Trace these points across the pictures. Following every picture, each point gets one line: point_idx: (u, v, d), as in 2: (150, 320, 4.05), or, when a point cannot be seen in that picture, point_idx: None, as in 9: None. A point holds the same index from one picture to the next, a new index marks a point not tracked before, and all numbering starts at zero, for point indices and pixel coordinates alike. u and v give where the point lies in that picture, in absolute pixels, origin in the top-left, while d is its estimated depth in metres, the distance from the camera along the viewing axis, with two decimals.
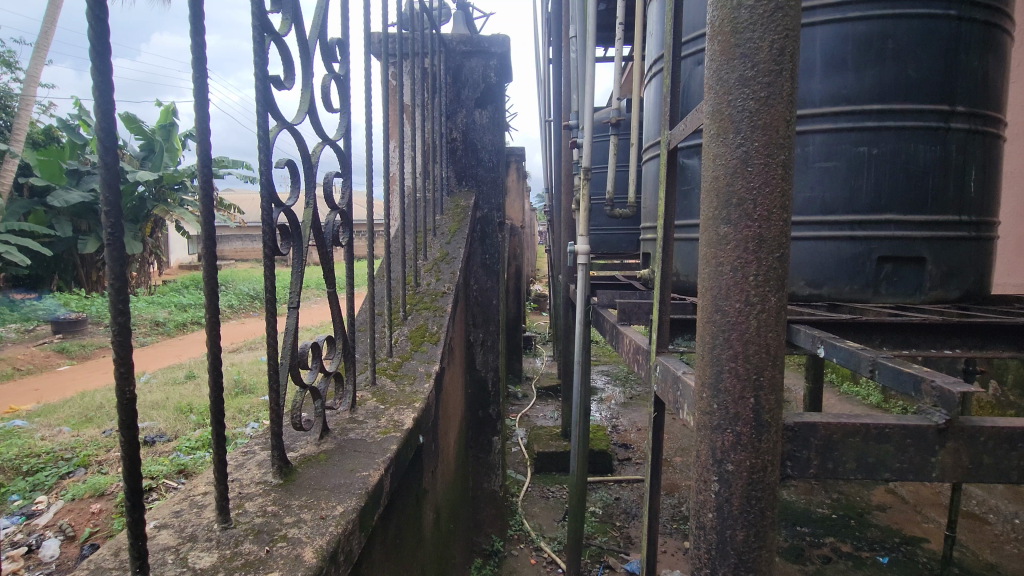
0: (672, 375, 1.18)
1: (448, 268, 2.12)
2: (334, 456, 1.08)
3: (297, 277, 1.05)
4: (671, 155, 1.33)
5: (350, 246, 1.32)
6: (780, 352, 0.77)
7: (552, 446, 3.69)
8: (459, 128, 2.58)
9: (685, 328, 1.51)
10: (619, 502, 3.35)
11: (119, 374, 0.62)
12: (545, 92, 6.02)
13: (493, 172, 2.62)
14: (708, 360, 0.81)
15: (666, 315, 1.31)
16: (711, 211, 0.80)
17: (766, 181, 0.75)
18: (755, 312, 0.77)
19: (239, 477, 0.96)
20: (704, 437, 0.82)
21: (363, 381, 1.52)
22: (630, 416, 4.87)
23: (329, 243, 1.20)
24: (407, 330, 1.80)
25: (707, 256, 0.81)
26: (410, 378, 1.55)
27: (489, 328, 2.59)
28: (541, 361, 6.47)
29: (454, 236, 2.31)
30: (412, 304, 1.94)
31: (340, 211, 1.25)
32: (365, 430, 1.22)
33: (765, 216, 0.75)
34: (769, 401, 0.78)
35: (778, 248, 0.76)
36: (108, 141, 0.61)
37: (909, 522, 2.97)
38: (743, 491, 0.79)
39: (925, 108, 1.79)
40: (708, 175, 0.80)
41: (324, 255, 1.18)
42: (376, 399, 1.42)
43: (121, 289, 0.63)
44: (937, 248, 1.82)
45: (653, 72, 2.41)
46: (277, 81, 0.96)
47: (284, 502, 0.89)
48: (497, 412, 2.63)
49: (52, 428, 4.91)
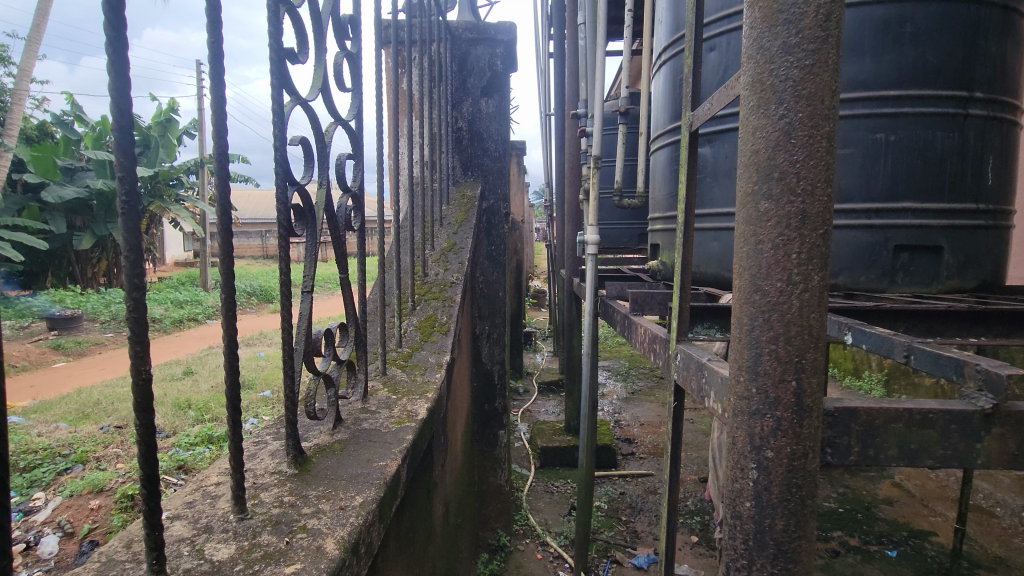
0: (695, 363, 1.15)
1: (456, 258, 2.08)
2: (349, 446, 1.04)
3: (311, 260, 1.01)
4: (692, 137, 1.29)
5: (362, 231, 1.28)
6: (823, 334, 0.74)
7: (556, 441, 3.67)
8: (465, 117, 2.53)
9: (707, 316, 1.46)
10: (624, 497, 3.33)
11: (134, 354, 0.58)
12: (547, 85, 5.97)
13: (499, 162, 2.58)
14: (745, 342, 0.77)
15: (687, 301, 1.28)
16: (749, 186, 0.76)
17: (810, 154, 0.72)
18: (798, 291, 0.73)
19: (252, 468, 0.92)
20: (741, 423, 0.78)
21: (373, 372, 1.49)
22: (633, 411, 4.85)
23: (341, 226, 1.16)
24: (416, 320, 1.76)
25: (744, 234, 0.77)
26: (421, 368, 1.52)
27: (495, 320, 2.55)
28: (541, 357, 6.45)
29: (461, 226, 2.27)
30: (421, 294, 1.90)
31: (353, 194, 1.21)
32: (379, 422, 1.19)
33: (808, 191, 0.72)
34: (811, 385, 0.74)
35: (821, 225, 0.72)
36: (121, 101, 0.57)
37: (916, 516, 2.95)
38: (784, 479, 0.75)
39: (944, 93, 1.76)
40: (746, 150, 0.77)
41: (337, 239, 1.14)
42: (387, 389, 1.38)
43: (136, 261, 0.58)
44: (955, 237, 1.79)
45: (664, 60, 2.38)
46: (291, 54, 0.92)
47: (301, 492, 0.85)
48: (503, 405, 2.60)
49: (50, 424, 4.86)
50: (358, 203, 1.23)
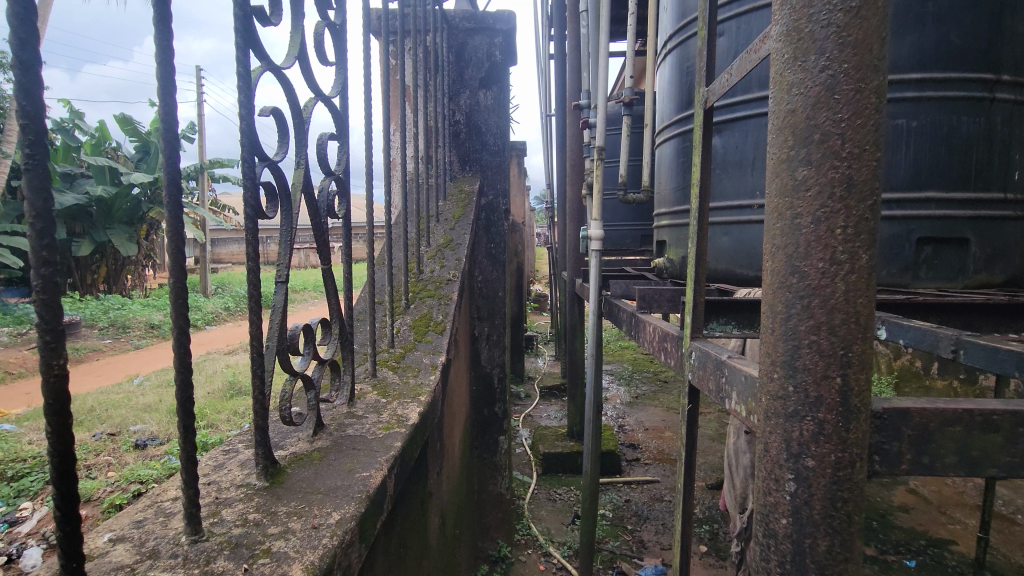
0: (713, 361, 1.04)
1: (453, 256, 1.96)
2: (329, 455, 0.93)
3: (285, 246, 0.90)
4: (707, 115, 1.18)
5: (348, 219, 1.18)
6: (872, 322, 0.63)
7: (559, 446, 3.56)
8: (463, 110, 2.44)
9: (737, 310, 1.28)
10: (630, 504, 3.21)
11: (43, 345, 0.49)
12: (548, 85, 5.88)
13: (498, 156, 2.48)
14: (780, 333, 0.67)
15: (702, 294, 1.18)
16: (784, 153, 0.66)
17: (856, 111, 0.61)
18: (842, 273, 0.63)
19: (217, 480, 0.81)
20: (776, 427, 0.68)
21: (362, 374, 1.38)
22: (637, 415, 4.74)
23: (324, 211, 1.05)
24: (410, 318, 1.65)
25: (778, 208, 0.67)
26: (414, 370, 1.42)
27: (495, 322, 2.44)
28: (543, 360, 6.34)
29: (459, 221, 2.16)
30: (415, 292, 1.79)
31: (336, 177, 1.11)
32: (365, 427, 1.08)
33: (854, 155, 0.62)
34: (859, 381, 0.63)
35: (869, 195, 0.62)
36: (22, 27, 0.46)
37: (934, 523, 2.83)
38: (827, 493, 0.64)
39: (969, 76, 1.66)
40: (780, 111, 0.66)
41: (318, 227, 1.04)
42: (377, 392, 1.28)
43: (43, 230, 0.48)
44: (982, 229, 1.69)
45: (669, 49, 2.29)
46: (261, 14, 0.82)
47: (269, 508, 0.75)
48: (503, 410, 2.49)
49: (41, 432, 4.75)
50: (343, 188, 1.13)
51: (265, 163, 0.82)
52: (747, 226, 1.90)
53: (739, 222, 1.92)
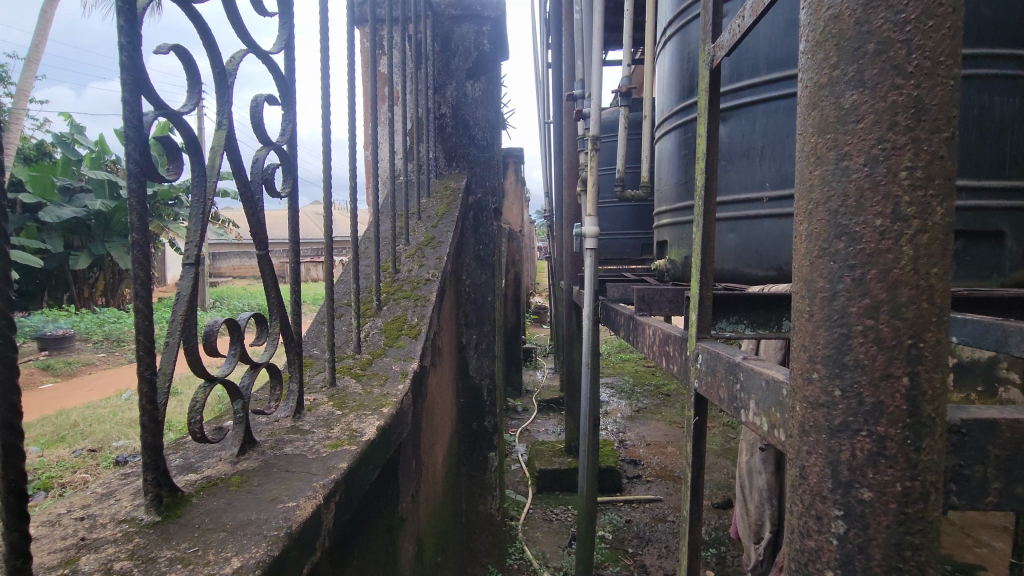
0: (725, 363, 0.86)
1: (433, 254, 1.78)
2: (252, 480, 0.76)
3: (196, 219, 0.73)
4: (714, 76, 1.01)
5: (295, 200, 1.01)
6: (948, 300, 0.46)
7: (555, 463, 3.37)
8: (449, 103, 2.28)
9: (752, 305, 1.09)
10: (631, 525, 3.01)
11: None
12: (546, 92, 5.75)
13: (487, 151, 2.31)
14: (822, 317, 0.49)
15: (709, 285, 1.00)
16: (824, 75, 0.49)
17: (925, 9, 0.45)
18: (909, 232, 0.46)
19: (95, 514, 0.64)
20: (816, 444, 0.50)
21: (319, 383, 1.20)
22: (639, 430, 4.54)
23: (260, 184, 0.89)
24: (381, 321, 1.47)
25: (816, 150, 0.50)
26: (380, 378, 1.24)
27: (483, 329, 2.27)
28: (541, 373, 6.15)
29: (442, 219, 1.99)
30: (390, 293, 1.61)
31: (277, 149, 0.95)
32: (307, 445, 0.90)
33: (923, 69, 0.45)
34: (932, 382, 0.46)
35: (943, 124, 0.45)
36: None
37: (959, 548, 2.62)
38: (890, 538, 0.46)
39: (1001, 52, 1.49)
40: (817, 21, 0.50)
41: (250, 204, 0.87)
42: (332, 403, 1.10)
43: None
44: (1019, 221, 1.51)
45: (669, 35, 2.15)
46: None
47: (147, 555, 0.57)
48: (493, 424, 2.31)
49: (19, 448, 4.55)
50: (287, 161, 0.97)
51: (161, 112, 0.65)
52: (755, 221, 1.73)
53: (747, 217, 1.74)
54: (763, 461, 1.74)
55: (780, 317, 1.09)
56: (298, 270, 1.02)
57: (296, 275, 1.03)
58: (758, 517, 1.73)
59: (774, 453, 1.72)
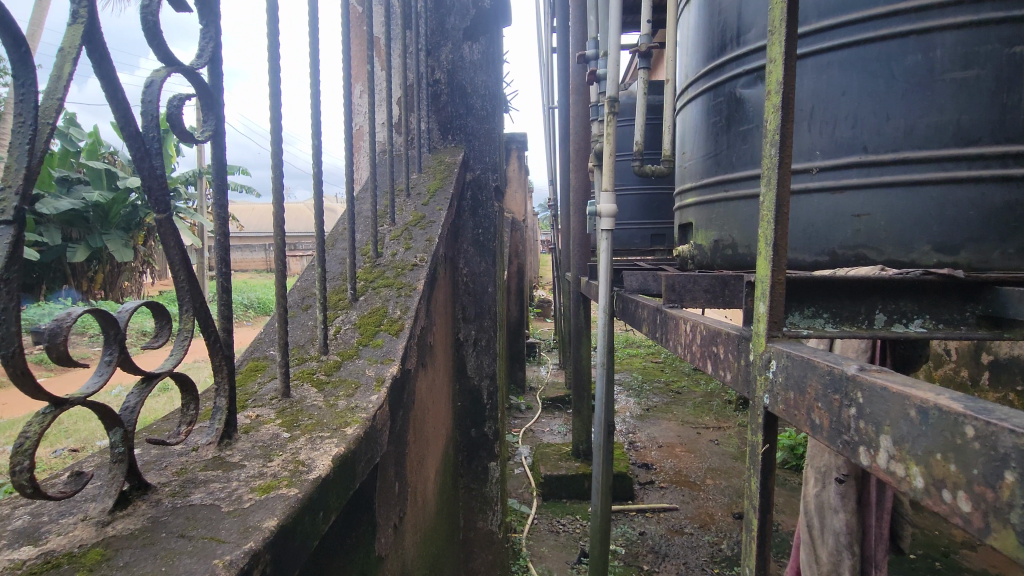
0: (830, 363, 0.60)
1: (422, 235, 1.52)
2: (120, 557, 0.50)
3: (23, 151, 0.47)
4: None
5: (219, 150, 0.75)
6: None
7: (562, 468, 3.12)
8: (444, 67, 2.00)
9: (832, 295, 0.81)
10: (645, 538, 2.77)
11: None
12: (550, 77, 5.48)
13: (487, 122, 2.03)
14: None
15: (783, 266, 0.73)
16: None
17: None
18: None
19: None
20: None
21: (268, 395, 0.93)
22: (649, 430, 4.29)
23: (155, 114, 0.62)
24: (356, 315, 1.21)
25: None
26: (349, 387, 0.98)
27: (483, 323, 2.01)
28: (545, 370, 5.91)
29: (434, 196, 1.72)
30: (369, 280, 1.34)
31: (188, 71, 0.68)
32: (226, 489, 0.63)
33: None
34: None
35: None
36: None
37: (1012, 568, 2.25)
38: None
39: None
40: None
41: (140, 149, 0.62)
42: (280, 422, 0.84)
43: None
44: None
45: None
46: None
47: None
48: (494, 430, 2.05)
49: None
50: (204, 91, 0.71)
51: None
52: (802, 196, 1.40)
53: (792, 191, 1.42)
54: (842, 499, 1.40)
55: (871, 308, 0.82)
56: (226, 243, 0.76)
57: (225, 250, 0.76)
58: (833, 569, 1.39)
59: (855, 486, 1.40)
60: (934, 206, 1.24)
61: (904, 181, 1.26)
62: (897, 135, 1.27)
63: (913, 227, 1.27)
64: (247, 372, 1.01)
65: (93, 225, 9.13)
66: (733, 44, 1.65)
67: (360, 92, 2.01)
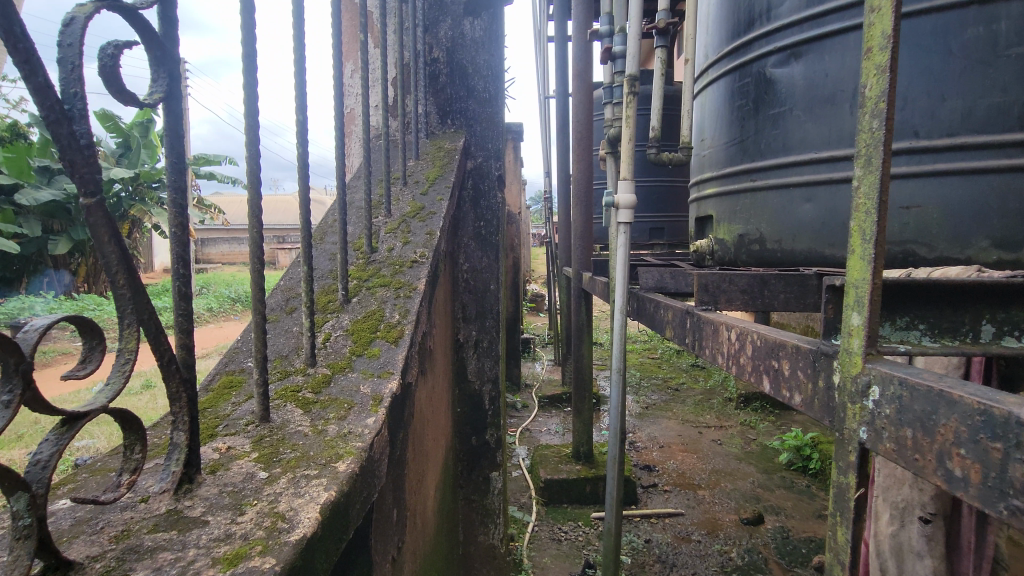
0: (987, 402, 0.44)
1: (422, 227, 1.37)
2: None
3: None
4: None
5: (174, 118, 0.60)
6: None
7: (563, 471, 2.99)
8: (443, 45, 1.84)
9: (930, 301, 0.68)
10: (651, 547, 2.64)
11: None
12: (545, 64, 5.32)
13: (490, 105, 1.87)
14: None
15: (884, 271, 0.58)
16: None
17: None
18: None
19: None
20: None
21: (243, 419, 0.78)
22: (649, 429, 4.17)
23: (76, 64, 0.47)
24: (348, 319, 1.05)
25: None
26: (343, 407, 0.83)
27: (485, 323, 1.86)
28: (541, 365, 5.79)
29: (433, 184, 1.56)
30: (362, 279, 1.19)
31: (127, 11, 0.53)
32: (177, 564, 0.48)
33: None
34: None
35: None
36: None
37: None
38: None
39: None
40: None
41: (56, 110, 0.46)
42: (256, 458, 0.68)
43: None
44: None
45: None
46: None
47: None
48: (496, 438, 1.90)
49: None
50: (151, 42, 0.56)
51: None
52: None
53: None
54: (927, 542, 1.21)
55: (976, 318, 0.68)
56: (184, 238, 0.60)
57: (184, 246, 0.60)
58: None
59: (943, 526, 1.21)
60: (994, 197, 0.99)
61: (958, 169, 1.01)
62: (952, 118, 1.01)
63: (967, 223, 1.02)
64: (219, 390, 0.86)
65: (75, 216, 8.85)
66: (762, 19, 1.49)
67: (352, 70, 1.84)
